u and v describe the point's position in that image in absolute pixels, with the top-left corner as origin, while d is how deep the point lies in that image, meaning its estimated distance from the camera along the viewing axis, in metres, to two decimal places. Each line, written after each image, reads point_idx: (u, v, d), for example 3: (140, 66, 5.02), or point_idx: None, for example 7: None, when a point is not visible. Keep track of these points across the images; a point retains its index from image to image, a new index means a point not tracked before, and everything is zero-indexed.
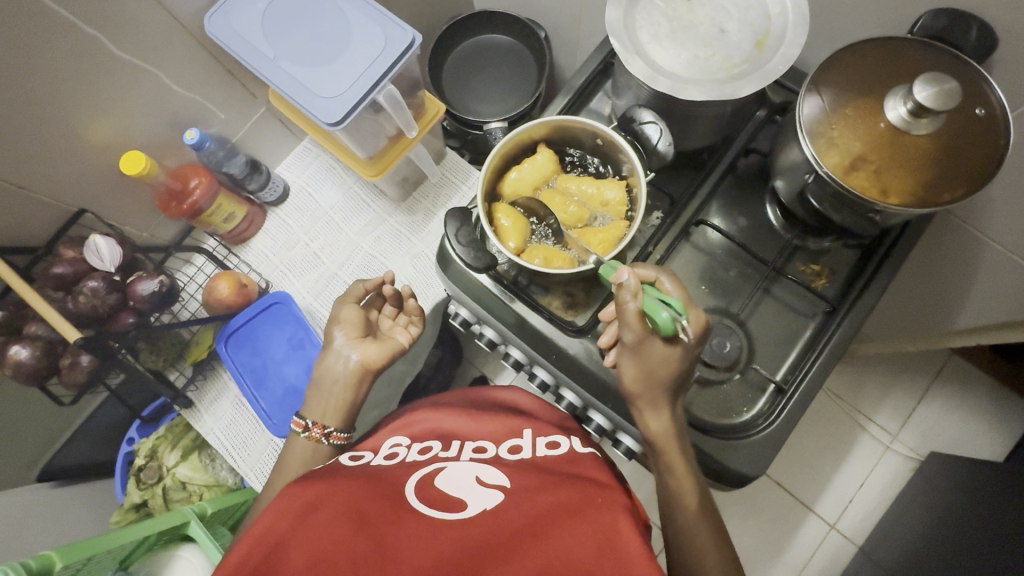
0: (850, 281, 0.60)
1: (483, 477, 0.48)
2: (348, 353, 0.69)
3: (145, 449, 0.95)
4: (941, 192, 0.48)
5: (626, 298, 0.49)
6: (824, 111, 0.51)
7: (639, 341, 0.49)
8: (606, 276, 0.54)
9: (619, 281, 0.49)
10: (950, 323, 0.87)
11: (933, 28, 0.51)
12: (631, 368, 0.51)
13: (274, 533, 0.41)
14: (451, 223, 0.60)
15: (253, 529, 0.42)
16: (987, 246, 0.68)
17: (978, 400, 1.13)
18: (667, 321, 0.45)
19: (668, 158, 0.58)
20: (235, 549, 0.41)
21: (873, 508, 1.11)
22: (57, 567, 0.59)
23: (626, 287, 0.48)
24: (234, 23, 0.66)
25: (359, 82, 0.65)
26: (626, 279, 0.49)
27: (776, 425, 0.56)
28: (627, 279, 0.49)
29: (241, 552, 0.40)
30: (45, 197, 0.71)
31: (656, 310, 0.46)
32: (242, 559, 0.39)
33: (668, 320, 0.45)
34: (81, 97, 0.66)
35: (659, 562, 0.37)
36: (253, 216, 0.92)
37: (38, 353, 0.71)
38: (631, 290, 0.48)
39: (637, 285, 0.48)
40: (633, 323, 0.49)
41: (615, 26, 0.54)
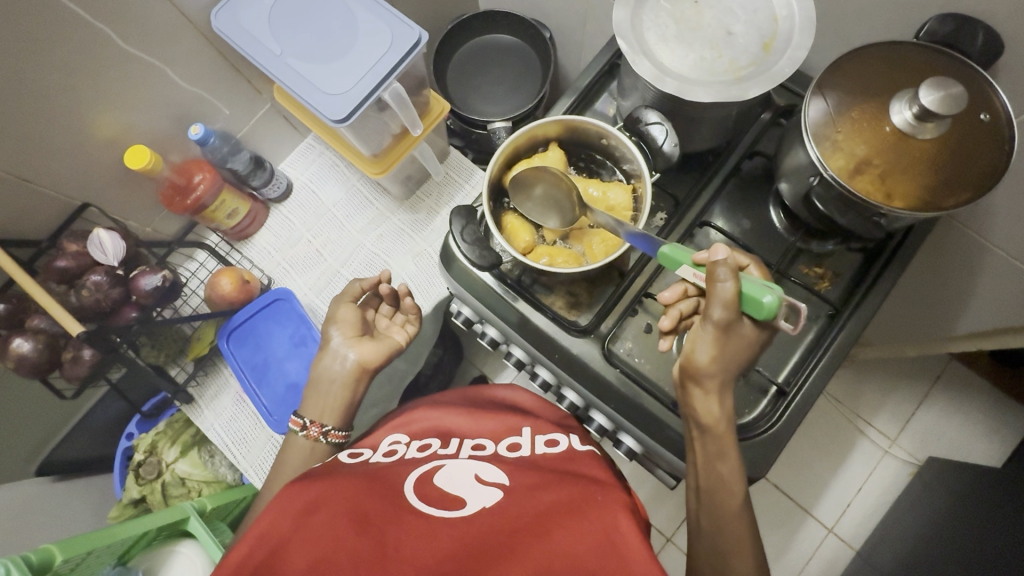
0: (852, 284, 0.61)
1: (483, 475, 0.48)
2: (345, 353, 0.69)
3: (145, 444, 0.95)
4: (945, 197, 0.48)
5: (723, 275, 0.46)
6: (829, 114, 0.51)
7: (729, 325, 0.47)
8: (678, 256, 0.51)
9: (715, 258, 0.46)
10: (951, 328, 0.87)
11: (939, 32, 0.51)
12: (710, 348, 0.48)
13: (275, 533, 0.41)
14: (457, 221, 0.60)
15: (254, 529, 0.42)
16: (990, 252, 0.69)
17: (977, 405, 1.13)
18: (775, 304, 0.44)
19: (673, 158, 0.58)
20: (236, 549, 0.41)
21: (872, 513, 1.11)
22: (58, 561, 0.59)
23: (723, 263, 0.46)
24: (241, 19, 0.66)
25: (366, 79, 0.65)
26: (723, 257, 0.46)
27: (777, 426, 0.57)
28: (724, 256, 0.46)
29: (241, 552, 0.40)
30: (50, 191, 0.72)
31: (757, 294, 0.45)
32: (243, 559, 0.39)
33: (773, 304, 0.44)
34: (87, 91, 0.67)
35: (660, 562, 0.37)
36: (256, 212, 0.92)
37: (41, 346, 0.71)
38: (727, 267, 0.46)
39: (735, 263, 0.46)
40: (723, 302, 0.46)
41: (622, 27, 0.55)
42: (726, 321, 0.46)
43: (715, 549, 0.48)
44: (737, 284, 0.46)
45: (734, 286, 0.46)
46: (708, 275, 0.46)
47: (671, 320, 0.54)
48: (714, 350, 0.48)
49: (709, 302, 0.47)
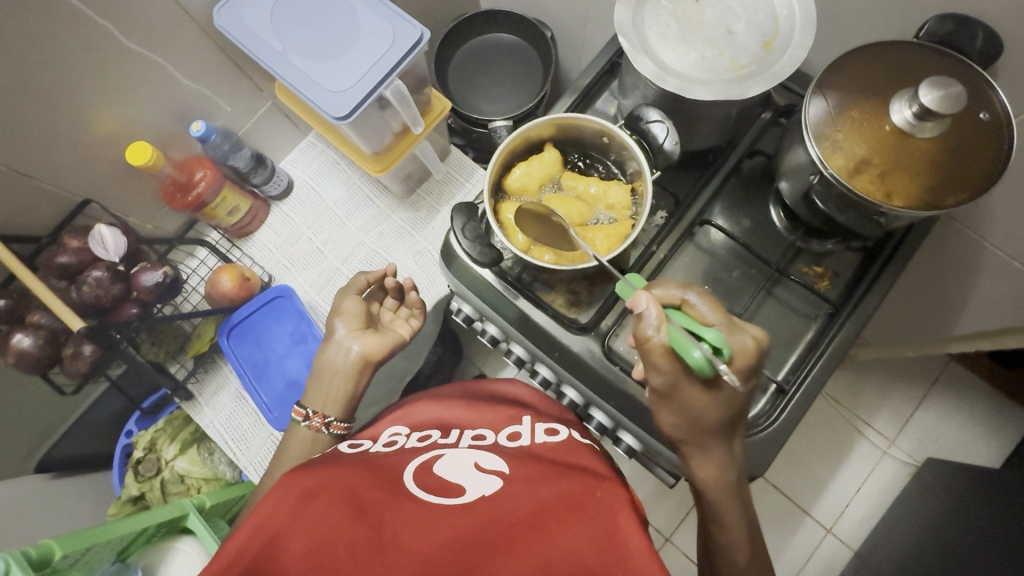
0: (852, 283, 0.61)
1: (482, 463, 0.48)
2: (349, 345, 0.69)
3: (144, 442, 0.94)
4: (945, 196, 0.48)
5: (648, 333, 0.45)
6: (829, 114, 0.51)
7: (672, 385, 0.47)
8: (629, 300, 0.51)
9: (637, 309, 0.46)
10: (950, 329, 0.87)
11: (939, 33, 0.51)
12: (670, 418, 0.50)
13: (273, 521, 0.41)
14: (458, 218, 0.60)
15: (252, 517, 0.42)
16: (989, 252, 0.69)
17: (976, 406, 1.13)
18: (701, 359, 0.42)
19: (674, 156, 0.58)
20: (234, 537, 0.41)
21: (871, 513, 1.11)
22: (56, 557, 0.59)
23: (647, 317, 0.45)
24: (243, 16, 0.66)
25: (367, 77, 0.65)
26: (647, 309, 0.46)
27: (777, 425, 0.57)
28: (647, 309, 0.46)
29: (240, 540, 0.40)
30: (50, 185, 0.72)
31: (685, 347, 0.44)
32: (241, 547, 0.39)
33: (701, 357, 0.43)
34: (90, 88, 0.67)
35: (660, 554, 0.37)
36: (256, 210, 0.92)
37: (41, 342, 0.71)
38: (652, 322, 0.45)
39: (659, 316, 0.45)
40: (659, 359, 0.46)
41: (623, 26, 0.55)
42: (671, 387, 0.47)
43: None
44: (666, 336, 0.45)
45: (663, 337, 0.45)
46: (637, 335, 0.46)
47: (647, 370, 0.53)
48: (676, 416, 0.49)
49: (649, 361, 0.47)
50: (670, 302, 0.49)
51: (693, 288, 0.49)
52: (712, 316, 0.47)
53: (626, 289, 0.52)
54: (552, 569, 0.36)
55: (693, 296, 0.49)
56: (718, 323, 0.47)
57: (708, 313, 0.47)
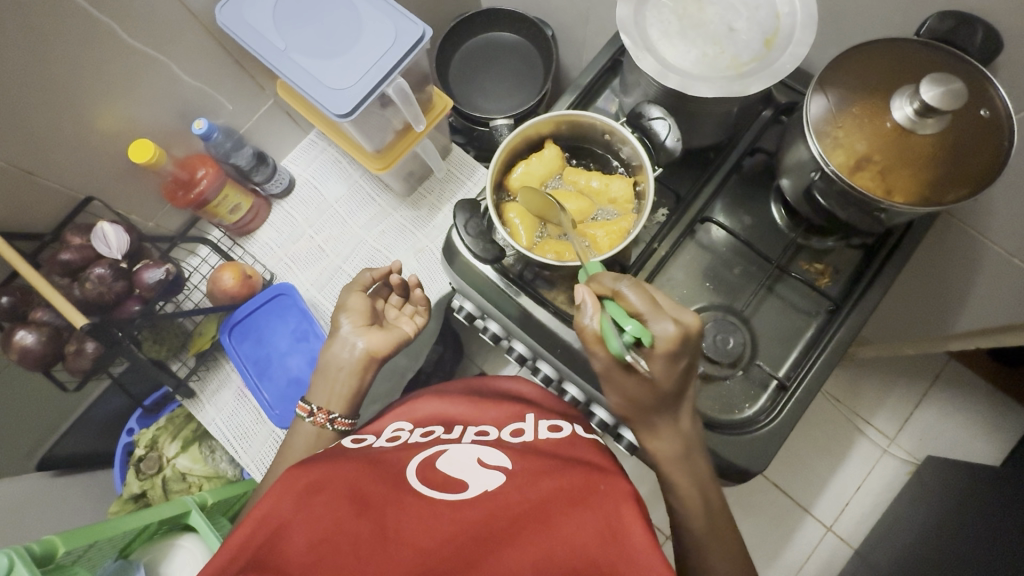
0: (853, 280, 0.61)
1: (485, 459, 0.48)
2: (355, 340, 0.69)
3: (146, 439, 0.95)
4: (945, 192, 0.49)
5: (584, 323, 0.49)
6: (830, 110, 0.51)
7: (609, 369, 0.50)
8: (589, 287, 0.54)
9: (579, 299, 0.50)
10: (949, 327, 0.87)
11: (939, 30, 0.52)
12: (616, 399, 0.52)
13: (277, 515, 0.41)
14: (461, 214, 0.60)
15: (256, 511, 0.42)
16: (988, 250, 0.69)
17: (975, 404, 1.13)
18: (615, 347, 0.45)
19: (676, 153, 0.58)
20: (238, 531, 0.41)
21: (871, 511, 1.11)
22: (60, 553, 0.60)
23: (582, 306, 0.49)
24: (245, 14, 0.66)
25: (369, 74, 0.65)
26: (584, 299, 0.49)
27: (778, 420, 0.57)
28: (583, 302, 0.49)
29: (243, 535, 0.40)
30: (53, 183, 0.72)
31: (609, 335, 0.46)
32: (244, 541, 0.39)
33: (618, 348, 0.45)
34: (93, 86, 0.67)
35: (663, 549, 0.37)
36: (257, 207, 0.93)
37: (44, 339, 0.71)
38: (587, 311, 0.49)
39: (591, 307, 0.48)
40: (597, 345, 0.49)
41: (625, 23, 0.55)
42: (610, 367, 0.50)
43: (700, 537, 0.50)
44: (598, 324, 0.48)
45: (593, 326, 0.48)
46: (579, 324, 0.50)
47: None
48: (621, 397, 0.51)
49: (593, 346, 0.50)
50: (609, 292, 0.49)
51: (626, 278, 0.49)
52: (641, 305, 0.47)
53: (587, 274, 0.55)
54: (555, 565, 0.36)
55: (624, 287, 0.48)
56: (644, 313, 0.47)
57: (637, 303, 0.47)
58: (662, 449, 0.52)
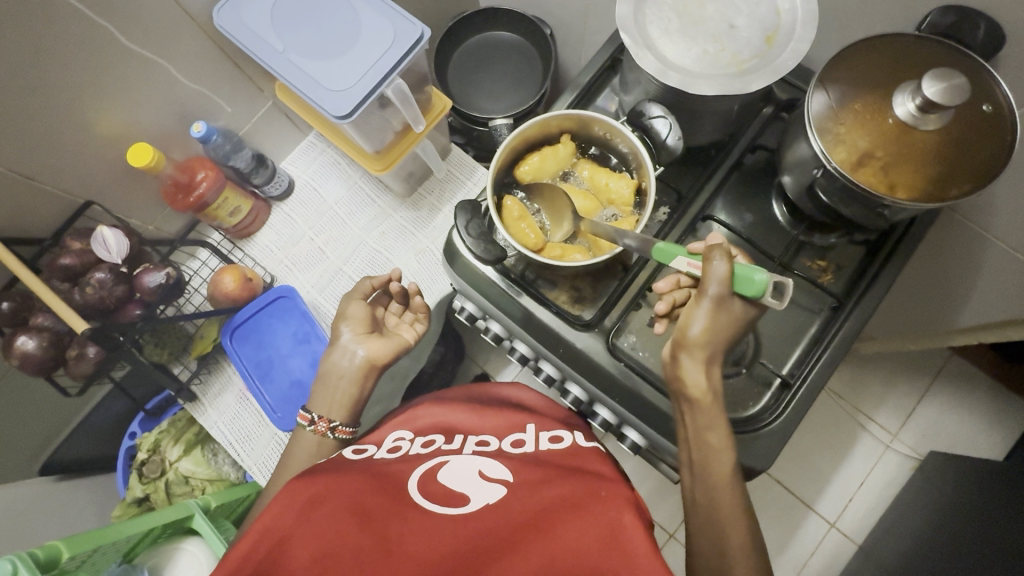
0: (856, 276, 0.61)
1: (486, 471, 0.48)
2: (355, 349, 0.69)
3: (148, 443, 0.94)
4: (948, 187, 0.48)
5: (716, 257, 0.45)
6: (830, 107, 0.51)
7: (722, 297, 0.46)
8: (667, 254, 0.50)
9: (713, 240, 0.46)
10: (952, 322, 0.87)
11: (941, 24, 0.52)
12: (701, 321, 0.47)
13: (279, 528, 0.41)
14: (461, 215, 0.60)
15: (257, 525, 0.42)
16: (991, 245, 0.69)
17: (977, 399, 1.13)
18: (767, 281, 0.43)
19: (677, 152, 0.58)
20: (239, 545, 0.41)
21: (874, 507, 1.11)
22: (64, 558, 0.59)
23: (718, 246, 0.46)
24: (243, 15, 0.66)
25: (369, 74, 0.65)
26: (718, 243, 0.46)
27: (782, 419, 0.57)
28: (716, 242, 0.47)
29: (244, 547, 0.40)
30: (52, 188, 0.72)
31: (748, 273, 0.44)
32: (247, 554, 0.39)
33: (766, 279, 0.43)
34: (91, 89, 0.67)
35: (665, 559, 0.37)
36: (257, 210, 0.92)
37: (45, 344, 0.71)
38: (722, 251, 0.46)
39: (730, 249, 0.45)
40: (716, 278, 0.45)
41: (625, 20, 0.55)
42: (721, 297, 0.46)
43: (710, 524, 0.48)
44: (731, 266, 0.45)
45: (727, 265, 0.45)
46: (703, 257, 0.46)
47: (667, 305, 0.56)
48: (709, 321, 0.47)
49: (704, 282, 0.46)
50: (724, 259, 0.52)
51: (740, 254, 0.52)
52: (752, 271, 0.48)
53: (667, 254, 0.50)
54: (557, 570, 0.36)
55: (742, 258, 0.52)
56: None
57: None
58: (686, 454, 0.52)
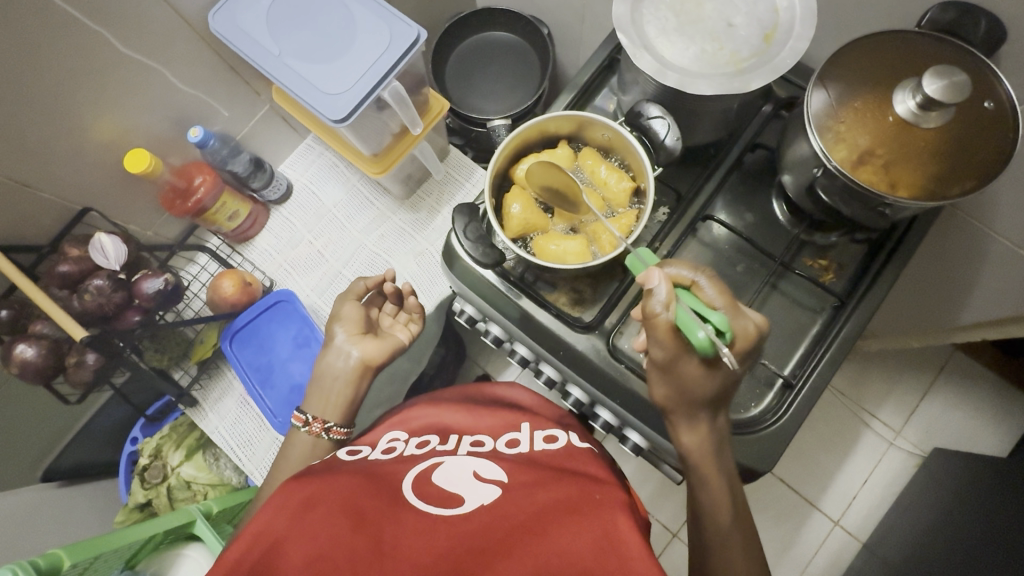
0: (858, 274, 0.60)
1: (481, 472, 0.48)
2: (349, 350, 0.69)
3: (150, 449, 0.95)
4: (951, 185, 0.48)
5: (658, 309, 0.46)
6: (830, 105, 0.50)
7: (672, 361, 0.47)
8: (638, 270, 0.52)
9: (649, 287, 0.47)
10: (955, 318, 0.87)
11: (941, 20, 0.51)
12: (660, 390, 0.50)
13: (272, 530, 0.41)
14: (459, 219, 0.60)
15: (251, 528, 0.42)
16: (994, 241, 0.68)
17: (980, 395, 1.13)
18: (705, 340, 0.43)
19: (676, 152, 0.57)
20: (232, 548, 0.40)
21: (878, 504, 1.11)
22: (65, 566, 0.59)
23: (658, 298, 0.46)
24: (238, 19, 0.66)
25: (365, 78, 0.65)
26: (658, 287, 0.46)
27: (783, 420, 0.56)
28: (658, 286, 0.46)
29: (239, 549, 0.39)
30: (50, 195, 0.72)
31: (691, 326, 0.44)
32: (241, 556, 0.39)
33: (705, 338, 0.43)
34: (87, 95, 0.66)
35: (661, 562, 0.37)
36: (257, 214, 0.92)
37: (45, 351, 0.71)
38: (664, 300, 0.46)
39: (670, 296, 0.45)
40: (663, 335, 0.46)
41: (622, 21, 0.54)
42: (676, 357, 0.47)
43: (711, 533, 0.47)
44: (674, 315, 0.45)
45: (669, 317, 0.45)
46: (646, 311, 0.47)
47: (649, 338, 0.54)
48: (668, 389, 0.50)
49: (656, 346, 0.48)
50: (679, 283, 0.49)
51: (703, 271, 0.49)
52: (718, 300, 0.47)
53: (637, 262, 0.53)
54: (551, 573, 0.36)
55: (703, 279, 0.48)
56: (722, 307, 0.47)
57: (713, 296, 0.47)
58: (704, 457, 0.51)
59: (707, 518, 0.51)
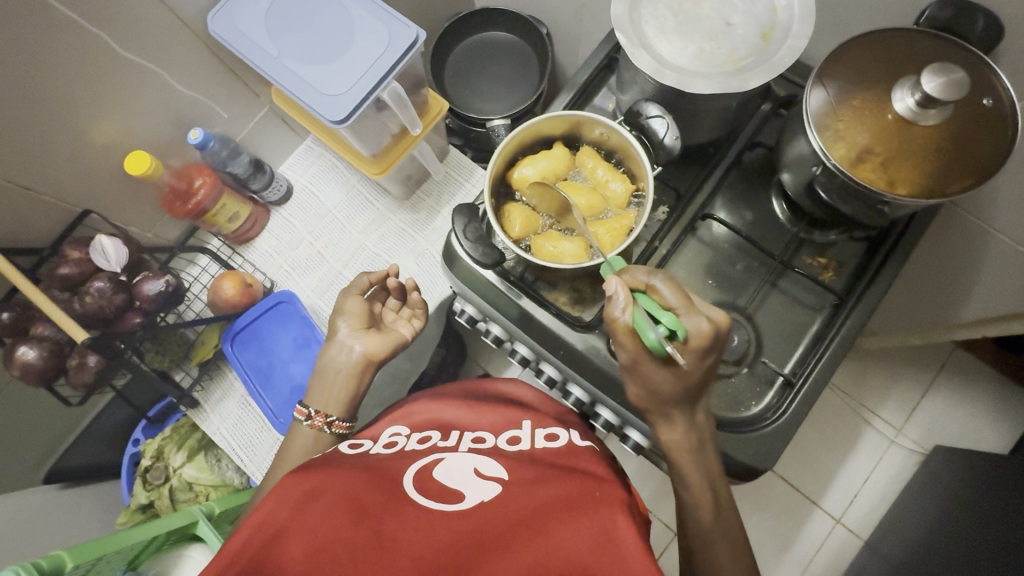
0: (858, 273, 0.60)
1: (482, 468, 0.48)
2: (352, 344, 0.69)
3: (152, 450, 0.95)
4: (949, 183, 0.48)
5: (616, 315, 0.46)
6: (829, 103, 0.51)
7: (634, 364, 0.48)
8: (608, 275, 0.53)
9: (607, 292, 0.47)
10: (955, 316, 0.87)
11: (939, 18, 0.51)
12: (634, 390, 0.50)
13: (274, 520, 0.41)
14: (459, 219, 0.60)
15: (253, 517, 0.42)
16: (994, 239, 0.68)
17: (981, 393, 1.13)
18: (655, 342, 0.44)
19: (675, 151, 0.58)
20: (233, 537, 0.40)
21: (880, 503, 1.11)
22: (68, 567, 0.59)
23: (613, 302, 0.46)
24: (238, 20, 0.66)
25: (364, 79, 0.65)
26: (614, 291, 0.47)
27: (784, 419, 0.56)
28: (615, 292, 0.46)
29: (240, 539, 0.39)
30: (51, 198, 0.72)
31: (644, 328, 0.45)
32: (242, 546, 0.39)
33: (655, 340, 0.44)
34: (86, 98, 0.67)
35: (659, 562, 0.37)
36: (256, 215, 0.92)
37: (46, 353, 0.71)
38: (619, 304, 0.46)
39: (625, 300, 0.45)
40: (624, 339, 0.47)
41: (620, 20, 0.54)
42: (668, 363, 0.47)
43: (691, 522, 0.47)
44: (630, 318, 0.46)
45: (625, 320, 0.46)
46: (607, 316, 0.47)
47: None
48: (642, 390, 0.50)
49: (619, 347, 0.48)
50: (637, 286, 0.48)
51: (659, 272, 0.47)
52: (673, 299, 0.46)
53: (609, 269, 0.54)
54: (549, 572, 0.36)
55: (658, 281, 0.47)
56: (677, 307, 0.46)
57: (669, 296, 0.46)
58: (705, 454, 0.51)
59: (706, 516, 0.51)
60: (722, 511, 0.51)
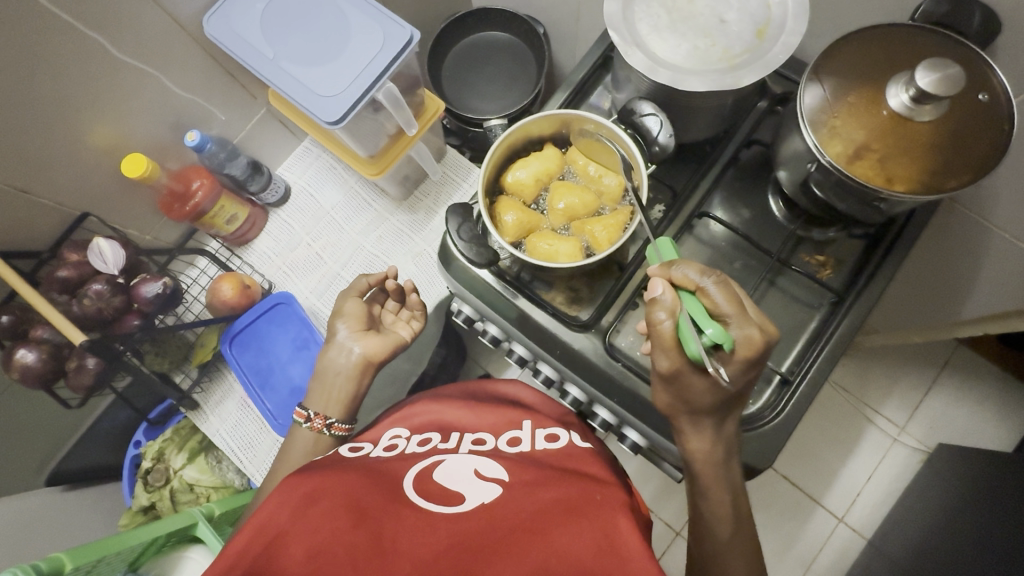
0: (855, 270, 0.60)
1: (482, 470, 0.48)
2: (351, 346, 0.69)
3: (152, 452, 0.95)
4: (946, 179, 0.47)
5: (659, 317, 0.46)
6: (826, 100, 0.50)
7: (664, 369, 0.47)
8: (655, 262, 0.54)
9: (653, 295, 0.47)
10: (957, 313, 0.86)
11: (935, 13, 0.51)
12: (663, 395, 0.50)
13: (275, 524, 0.41)
14: (453, 219, 0.60)
15: (253, 521, 0.42)
16: (994, 235, 0.68)
17: (984, 390, 1.12)
18: (697, 354, 0.44)
19: (670, 149, 0.57)
20: (235, 540, 0.41)
21: (883, 501, 1.10)
22: (68, 569, 0.59)
23: (659, 305, 0.46)
24: (234, 23, 0.66)
25: (359, 79, 0.65)
26: (661, 294, 0.46)
27: (782, 417, 0.56)
28: (663, 293, 0.46)
29: (241, 543, 0.40)
30: (49, 202, 0.72)
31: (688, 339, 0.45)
32: (242, 551, 0.39)
33: (696, 352, 0.44)
34: (84, 102, 0.67)
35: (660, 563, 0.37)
36: (255, 217, 0.93)
37: (45, 356, 0.72)
38: (666, 309, 0.46)
39: (673, 304, 0.45)
40: (661, 345, 0.46)
41: (614, 18, 0.54)
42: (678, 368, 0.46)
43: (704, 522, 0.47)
44: (675, 324, 0.45)
45: (670, 325, 0.45)
46: (649, 318, 0.47)
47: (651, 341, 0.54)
48: (669, 397, 0.50)
49: (656, 353, 0.47)
50: (686, 287, 0.47)
51: (711, 274, 0.46)
52: (726, 306, 0.45)
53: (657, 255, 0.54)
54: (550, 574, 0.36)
55: (710, 283, 0.46)
56: (729, 314, 0.45)
57: (721, 302, 0.45)
58: (706, 456, 0.51)
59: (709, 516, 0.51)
60: (723, 511, 0.51)
